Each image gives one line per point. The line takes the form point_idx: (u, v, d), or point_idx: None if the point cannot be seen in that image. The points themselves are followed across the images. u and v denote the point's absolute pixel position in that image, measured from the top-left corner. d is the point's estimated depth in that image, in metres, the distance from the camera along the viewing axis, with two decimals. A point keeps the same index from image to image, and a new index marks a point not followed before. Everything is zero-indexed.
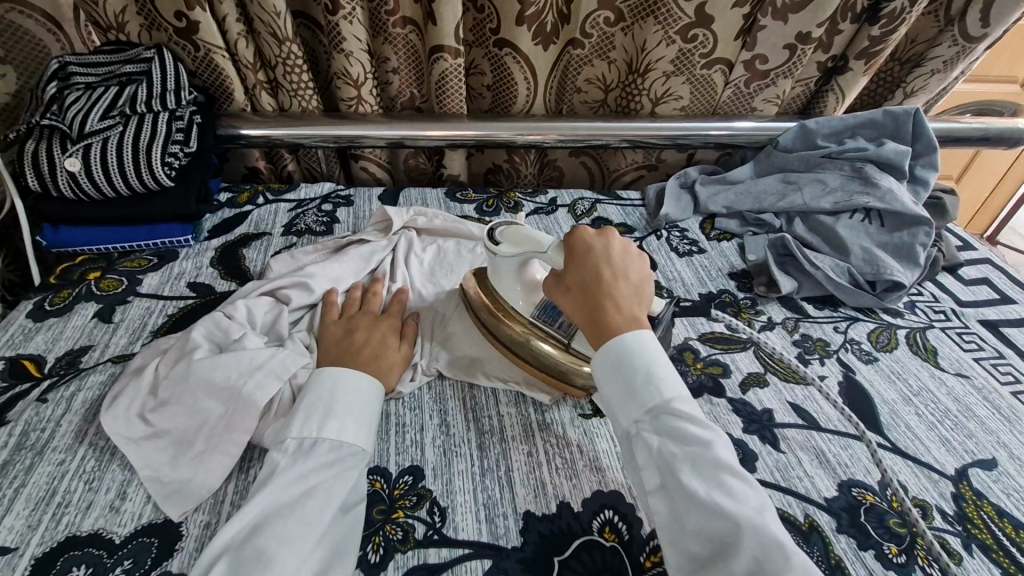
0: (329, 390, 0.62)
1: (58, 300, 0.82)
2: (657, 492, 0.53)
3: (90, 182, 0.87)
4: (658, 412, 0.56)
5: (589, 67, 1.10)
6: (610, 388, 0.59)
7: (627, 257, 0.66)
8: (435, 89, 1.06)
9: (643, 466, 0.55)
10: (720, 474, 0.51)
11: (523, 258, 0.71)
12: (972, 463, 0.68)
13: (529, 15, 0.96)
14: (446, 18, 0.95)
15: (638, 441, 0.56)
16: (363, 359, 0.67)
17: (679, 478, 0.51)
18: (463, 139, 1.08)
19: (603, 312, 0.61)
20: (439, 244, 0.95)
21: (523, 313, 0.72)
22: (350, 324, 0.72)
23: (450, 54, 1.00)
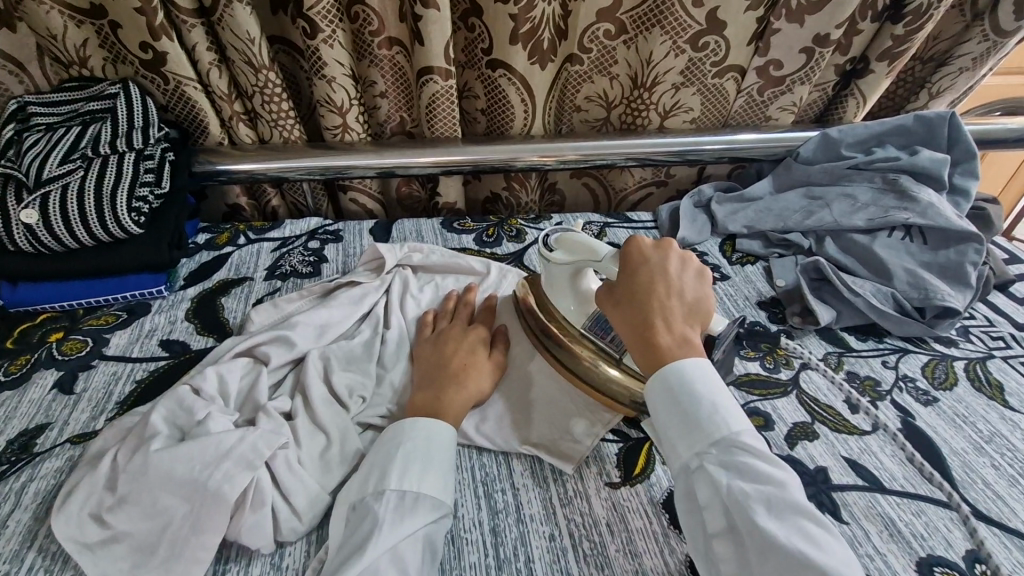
0: (398, 445, 0.57)
1: (13, 369, 0.73)
2: (720, 536, 0.47)
3: (49, 234, 0.78)
4: (727, 445, 0.48)
5: (588, 84, 1.02)
6: (667, 417, 0.52)
7: (686, 273, 0.61)
8: (427, 115, 0.98)
9: (705, 504, 0.48)
10: (797, 521, 0.44)
11: (577, 265, 0.69)
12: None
13: (524, 31, 0.88)
14: (436, 37, 0.87)
15: (700, 477, 0.49)
16: (452, 372, 0.67)
17: (751, 524, 0.44)
18: (459, 165, 0.99)
19: (654, 324, 0.56)
20: (437, 283, 0.86)
21: (573, 323, 0.69)
22: (440, 337, 0.73)
23: (440, 77, 0.92)
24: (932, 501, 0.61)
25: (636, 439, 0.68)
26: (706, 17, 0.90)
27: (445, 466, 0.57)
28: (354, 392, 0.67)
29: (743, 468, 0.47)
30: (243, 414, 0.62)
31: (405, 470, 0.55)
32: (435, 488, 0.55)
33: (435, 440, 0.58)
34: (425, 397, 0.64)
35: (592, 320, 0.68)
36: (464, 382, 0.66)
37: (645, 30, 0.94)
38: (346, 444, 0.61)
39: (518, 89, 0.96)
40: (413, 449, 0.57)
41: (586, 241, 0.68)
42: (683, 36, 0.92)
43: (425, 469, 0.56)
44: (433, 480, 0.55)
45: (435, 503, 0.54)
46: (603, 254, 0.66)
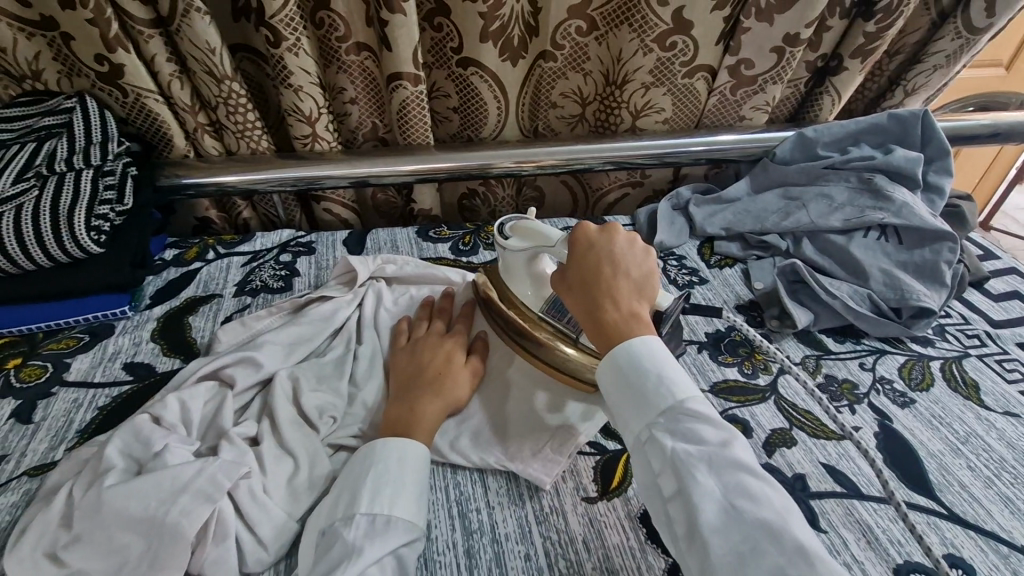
0: (367, 469, 0.56)
1: None
2: (670, 501, 0.47)
3: (3, 257, 0.75)
4: (674, 414, 0.49)
5: (562, 80, 1.00)
6: (617, 394, 0.53)
7: (633, 251, 0.61)
8: (398, 122, 0.96)
9: (656, 472, 0.48)
10: (736, 477, 0.45)
11: (533, 251, 0.69)
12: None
13: (493, 28, 0.87)
14: (404, 42, 0.85)
15: (650, 447, 0.49)
16: (426, 384, 0.65)
17: (698, 487, 0.44)
18: (433, 172, 0.97)
19: (603, 300, 0.57)
20: (411, 295, 0.83)
21: (534, 309, 0.69)
22: (416, 346, 0.71)
23: (410, 81, 0.90)
24: (910, 506, 0.60)
25: (613, 451, 0.67)
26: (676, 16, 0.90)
27: (418, 485, 0.56)
28: (325, 412, 0.65)
29: (689, 432, 0.48)
30: (206, 442, 0.60)
31: (377, 494, 0.53)
32: (408, 510, 0.54)
33: (408, 457, 0.57)
34: (398, 413, 0.62)
35: (550, 304, 0.68)
36: (440, 391, 0.65)
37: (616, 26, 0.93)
38: (314, 468, 0.60)
39: (491, 86, 0.95)
40: (384, 470, 0.55)
41: (540, 227, 0.68)
42: (655, 36, 0.92)
43: (398, 488, 0.54)
44: (405, 499, 0.54)
45: (408, 524, 0.53)
46: (557, 239, 0.66)
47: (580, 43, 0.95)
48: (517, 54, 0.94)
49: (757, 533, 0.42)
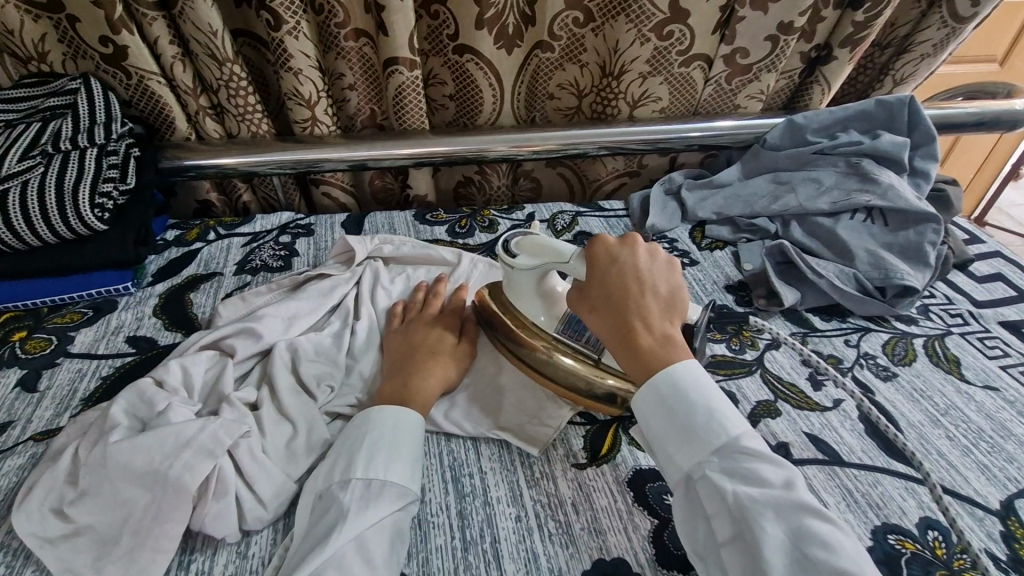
0: (360, 437, 0.57)
1: None
2: (729, 546, 0.47)
3: (9, 231, 0.76)
4: (729, 452, 0.49)
5: (559, 71, 1.02)
6: (662, 428, 0.52)
7: (657, 264, 0.60)
8: (395, 106, 0.98)
9: (712, 514, 0.48)
10: (800, 520, 0.44)
11: (543, 269, 0.67)
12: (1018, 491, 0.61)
13: (489, 16, 0.88)
14: (401, 27, 0.87)
15: (704, 487, 0.49)
16: (420, 359, 0.67)
17: (763, 531, 0.44)
18: (429, 156, 0.99)
19: (631, 322, 0.56)
20: (408, 274, 0.85)
21: (547, 329, 0.69)
22: (410, 327, 0.73)
23: (407, 66, 0.92)
24: (889, 472, 0.62)
25: (602, 421, 0.69)
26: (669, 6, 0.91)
27: (413, 453, 0.57)
28: (322, 382, 0.67)
29: (745, 471, 0.47)
30: (207, 406, 0.62)
31: (373, 458, 0.55)
32: (403, 475, 0.55)
33: (403, 426, 0.58)
34: (393, 386, 0.64)
35: (565, 321, 0.69)
36: (433, 367, 0.67)
37: (613, 19, 0.94)
38: (312, 433, 0.61)
39: (487, 75, 0.97)
40: (380, 437, 0.57)
41: (549, 243, 0.66)
42: (648, 25, 0.93)
43: (393, 455, 0.56)
44: (400, 466, 0.55)
45: (403, 490, 0.54)
46: (569, 255, 0.64)
47: (576, 32, 0.97)
48: (514, 43, 0.95)
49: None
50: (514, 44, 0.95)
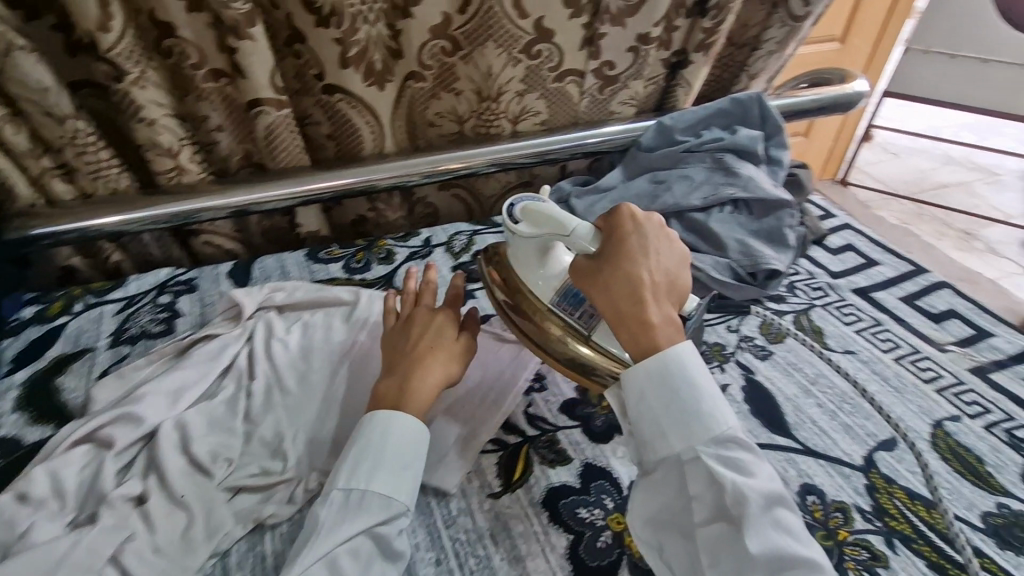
0: (367, 440, 0.57)
1: None
2: (709, 525, 0.52)
3: None
4: (723, 441, 0.53)
5: (435, 101, 0.98)
6: (655, 400, 0.55)
7: (670, 250, 0.62)
8: (263, 145, 0.91)
9: (697, 494, 0.53)
10: (777, 508, 0.51)
11: (544, 237, 0.67)
12: (882, 449, 0.70)
13: (333, 35, 0.82)
14: (251, 58, 0.79)
15: (694, 470, 0.53)
16: (418, 355, 0.64)
17: (750, 519, 0.50)
18: (313, 194, 0.92)
19: (643, 301, 0.58)
20: (305, 321, 0.79)
21: (545, 298, 0.68)
22: (408, 319, 0.68)
23: (268, 104, 0.85)
24: (772, 448, 0.69)
25: (513, 447, 0.70)
26: (535, 19, 0.91)
27: (403, 460, 0.57)
28: (218, 456, 0.62)
29: (734, 461, 0.52)
30: (87, 511, 0.57)
31: (359, 468, 0.55)
32: (385, 487, 0.55)
33: (392, 432, 0.57)
34: (389, 385, 0.61)
35: (563, 293, 0.68)
36: (432, 365, 0.63)
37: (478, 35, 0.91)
38: (211, 517, 0.58)
39: (358, 106, 0.92)
40: (373, 445, 0.56)
41: (551, 210, 0.66)
42: (518, 39, 0.92)
43: (375, 466, 0.56)
44: (385, 478, 0.55)
45: (387, 504, 0.54)
46: (573, 229, 0.63)
47: (450, 55, 0.93)
48: (382, 72, 0.90)
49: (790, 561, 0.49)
50: (385, 76, 0.91)
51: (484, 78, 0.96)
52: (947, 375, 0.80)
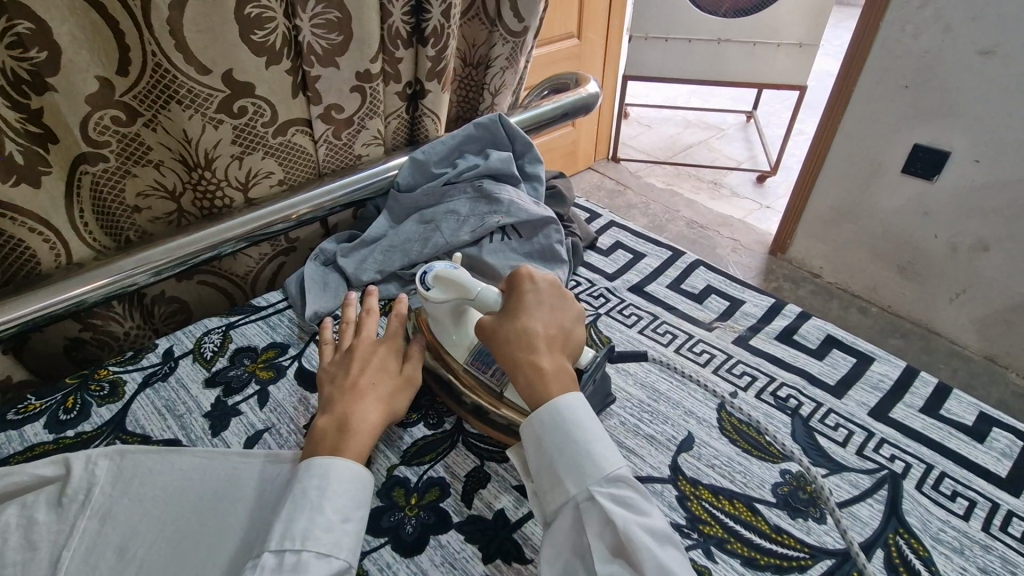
0: (316, 482, 0.47)
1: None
2: (604, 566, 0.42)
3: None
4: (614, 477, 0.45)
5: (362, 131, 0.80)
6: (556, 460, 0.46)
7: (567, 301, 0.56)
8: (109, 205, 0.67)
9: (591, 536, 0.43)
10: (668, 539, 0.43)
11: (457, 302, 0.58)
12: (780, 471, 0.54)
13: (189, 96, 0.63)
14: (69, 122, 0.59)
15: (590, 517, 0.44)
16: (363, 391, 0.54)
17: (639, 546, 0.41)
18: (197, 255, 0.70)
19: (535, 352, 0.51)
20: (145, 414, 0.62)
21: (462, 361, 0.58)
22: (345, 358, 0.57)
23: (95, 157, 0.63)
24: None
25: None
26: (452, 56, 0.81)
27: (348, 508, 0.46)
28: None
29: (661, 538, 0.42)
30: None
31: (292, 520, 0.44)
32: (324, 544, 0.44)
33: (337, 476, 0.47)
34: (328, 424, 0.51)
35: (475, 352, 0.58)
36: (375, 399, 0.54)
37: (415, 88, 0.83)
38: None
39: (246, 148, 0.71)
40: (319, 489, 0.46)
41: (462, 274, 0.57)
42: (444, 79, 0.82)
43: (315, 516, 0.44)
44: (326, 529, 0.44)
45: (326, 560, 0.43)
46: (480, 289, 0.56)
47: (376, 98, 0.78)
48: (295, 124, 0.74)
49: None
50: (287, 122, 0.73)
51: (429, 124, 0.87)
52: (849, 430, 0.58)
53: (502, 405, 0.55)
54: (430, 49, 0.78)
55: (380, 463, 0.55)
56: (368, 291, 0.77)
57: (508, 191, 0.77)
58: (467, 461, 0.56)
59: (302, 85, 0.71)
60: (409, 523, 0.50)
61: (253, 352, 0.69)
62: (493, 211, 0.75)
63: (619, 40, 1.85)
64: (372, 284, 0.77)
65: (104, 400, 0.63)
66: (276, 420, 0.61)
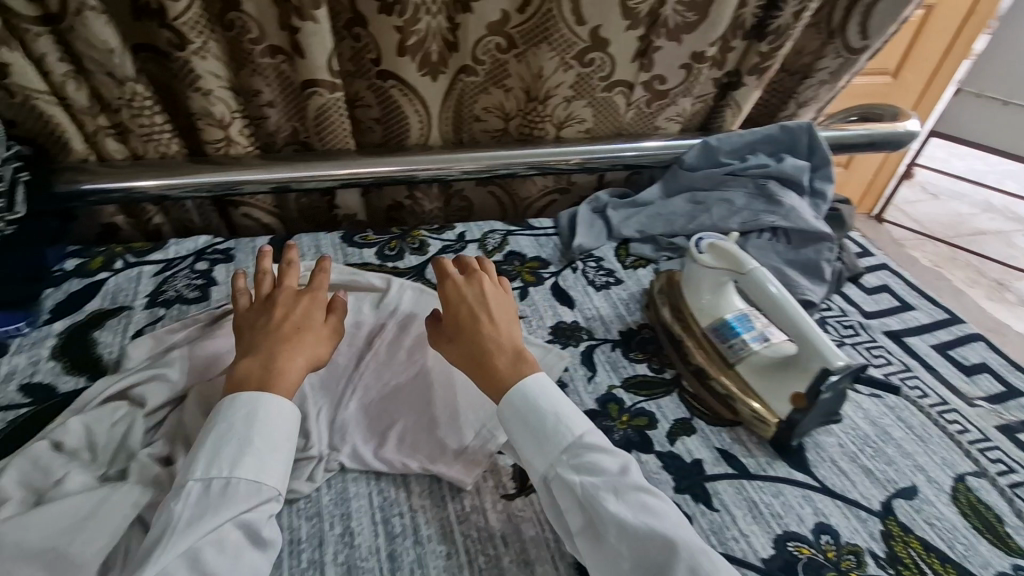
0: (241, 420, 0.46)
1: (85, 267, 0.73)
2: (581, 533, 0.45)
3: (118, 145, 0.75)
4: (575, 449, 0.48)
5: (671, 106, 0.88)
6: (515, 438, 0.50)
7: (500, 295, 0.59)
8: (464, 108, 0.85)
9: (568, 508, 0.46)
10: (634, 489, 0.45)
11: (720, 272, 0.63)
12: (1011, 563, 0.50)
13: (559, 40, 0.76)
14: (470, 37, 0.76)
15: (561, 488, 0.47)
16: (485, 322, 0.55)
17: (603, 510, 0.44)
18: (498, 168, 0.85)
19: (485, 354, 0.53)
20: (441, 272, 0.78)
21: (702, 324, 0.64)
22: (464, 292, 0.58)
23: (473, 71, 0.80)
24: None
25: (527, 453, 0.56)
26: (782, 56, 0.85)
27: (279, 441, 0.46)
28: None
29: (633, 499, 0.45)
30: None
31: (215, 455, 0.44)
32: (267, 476, 0.44)
33: (261, 415, 0.46)
34: (248, 367, 0.50)
35: (719, 323, 0.63)
36: (506, 332, 0.55)
37: (732, 80, 0.89)
38: None
39: (577, 94, 0.84)
40: (240, 429, 0.45)
41: (737, 249, 0.62)
42: (764, 77, 0.86)
43: (243, 449, 0.45)
44: (262, 458, 0.45)
45: (255, 488, 0.43)
46: (750, 268, 0.60)
47: (696, 80, 0.85)
48: (621, 85, 0.84)
49: (654, 542, 0.43)
50: (616, 81, 0.83)
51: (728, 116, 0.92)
52: None
53: (725, 375, 0.61)
54: (764, 46, 0.82)
55: (603, 379, 0.64)
56: (622, 245, 0.85)
57: (792, 197, 0.79)
58: (679, 410, 0.61)
59: (643, 51, 0.80)
60: (617, 432, 0.58)
61: (522, 258, 0.82)
62: (770, 210, 0.78)
63: (938, 95, 1.64)
64: (628, 240, 0.85)
65: (415, 251, 0.81)
66: (530, 313, 0.72)
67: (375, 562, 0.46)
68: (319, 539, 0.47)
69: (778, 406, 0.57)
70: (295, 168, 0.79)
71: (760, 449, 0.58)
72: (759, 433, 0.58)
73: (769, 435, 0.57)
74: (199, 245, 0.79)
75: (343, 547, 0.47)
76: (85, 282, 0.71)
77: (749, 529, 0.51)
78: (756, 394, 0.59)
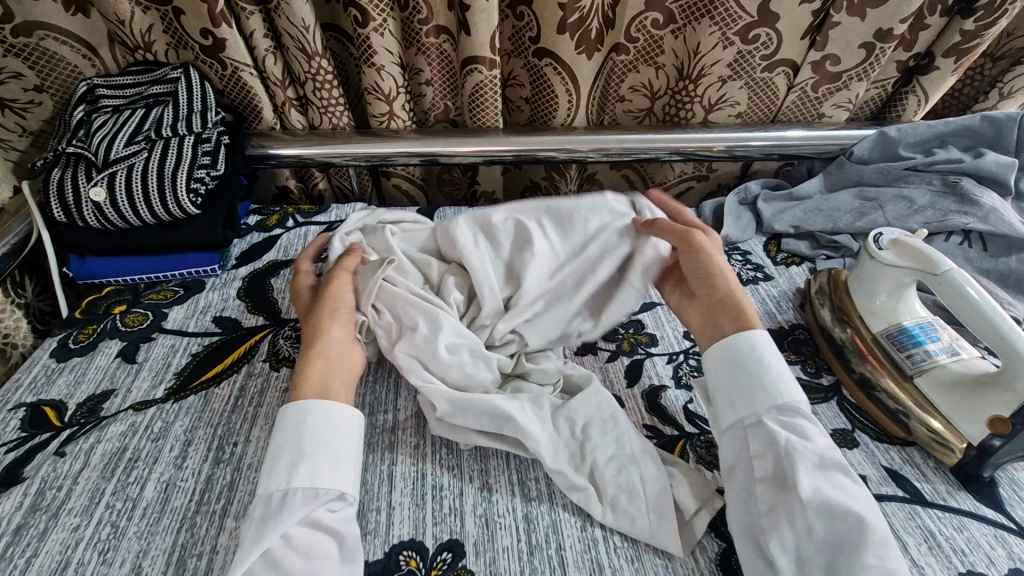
0: (296, 428, 0.45)
1: (267, 224, 0.82)
2: (766, 484, 0.44)
3: (299, 113, 0.83)
4: (786, 408, 0.47)
5: (839, 90, 0.81)
6: (727, 374, 0.50)
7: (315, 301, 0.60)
8: (610, 91, 0.85)
9: (754, 458, 0.45)
10: (836, 471, 0.43)
11: (905, 274, 0.56)
12: None
13: (724, 18, 0.72)
14: (629, 15, 0.75)
15: (755, 436, 0.46)
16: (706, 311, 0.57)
17: (802, 470, 0.43)
18: (642, 154, 0.82)
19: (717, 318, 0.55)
20: None
21: (873, 331, 0.59)
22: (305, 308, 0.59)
23: (626, 49, 0.79)
24: None
25: (667, 440, 0.54)
26: (993, 35, 0.73)
27: (335, 437, 0.46)
28: None
29: (827, 474, 0.43)
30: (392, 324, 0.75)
31: (276, 463, 0.44)
32: (320, 477, 0.43)
33: (309, 421, 0.46)
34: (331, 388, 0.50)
35: (897, 329, 0.57)
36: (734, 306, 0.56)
37: (921, 62, 0.79)
38: None
39: (735, 75, 0.79)
40: (290, 434, 0.45)
41: (931, 249, 0.54)
42: (963, 60, 0.76)
43: (298, 458, 0.44)
44: (319, 468, 0.44)
45: (313, 494, 0.42)
46: (944, 271, 0.52)
47: (879, 61, 0.76)
48: (787, 66, 0.78)
49: (844, 520, 0.40)
50: (782, 62, 0.78)
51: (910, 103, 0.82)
52: None
53: (901, 388, 0.54)
54: (970, 23, 0.71)
55: None
56: (773, 239, 0.79)
57: (992, 198, 0.68)
58: (838, 419, 0.56)
59: (819, 28, 0.74)
60: None
61: None
62: (962, 211, 0.69)
63: None
64: (780, 235, 0.79)
65: None
66: None
67: (511, 520, 0.47)
68: (458, 489, 0.49)
69: (971, 430, 0.50)
70: (448, 142, 0.82)
71: (938, 475, 0.51)
72: (938, 457, 0.52)
73: (952, 459, 0.51)
74: (355, 211, 0.86)
75: (481, 501, 0.48)
76: (263, 235, 0.80)
77: (923, 559, 0.44)
78: (939, 414, 0.52)
